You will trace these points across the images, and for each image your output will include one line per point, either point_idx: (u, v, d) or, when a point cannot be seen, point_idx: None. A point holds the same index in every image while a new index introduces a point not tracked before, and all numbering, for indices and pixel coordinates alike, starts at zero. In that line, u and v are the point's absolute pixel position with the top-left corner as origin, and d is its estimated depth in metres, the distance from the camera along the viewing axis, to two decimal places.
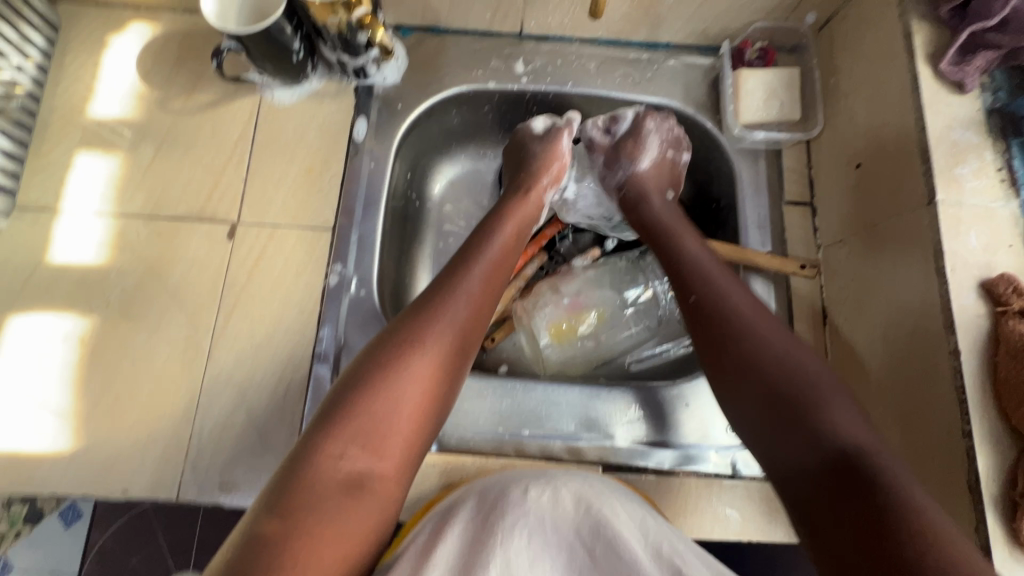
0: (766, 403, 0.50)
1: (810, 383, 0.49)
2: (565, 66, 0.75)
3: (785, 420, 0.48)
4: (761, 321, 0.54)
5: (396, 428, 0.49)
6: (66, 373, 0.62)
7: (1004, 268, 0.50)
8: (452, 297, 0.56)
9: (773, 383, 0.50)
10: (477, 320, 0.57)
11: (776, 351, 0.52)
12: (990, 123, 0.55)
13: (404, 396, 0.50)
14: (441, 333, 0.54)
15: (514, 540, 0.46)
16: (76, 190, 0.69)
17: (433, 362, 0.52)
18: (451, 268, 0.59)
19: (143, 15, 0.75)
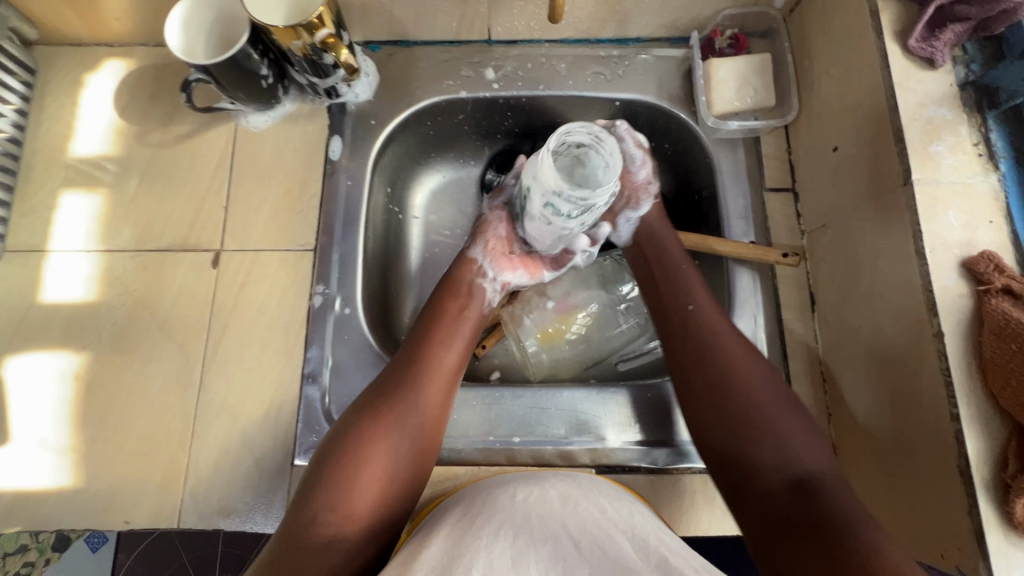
0: (732, 426, 0.54)
1: (769, 406, 0.54)
2: (535, 69, 0.75)
3: (746, 440, 0.53)
4: (731, 344, 0.57)
5: (372, 499, 0.51)
6: (64, 410, 0.63)
7: (985, 245, 0.49)
8: (432, 372, 0.58)
9: (737, 406, 0.54)
10: (453, 390, 0.59)
11: (740, 374, 0.55)
12: (965, 96, 0.53)
13: (384, 472, 0.52)
14: (416, 408, 0.56)
15: (499, 537, 0.45)
16: (63, 229, 0.70)
17: (408, 437, 0.54)
18: (427, 339, 0.60)
19: (117, 51, 0.76)
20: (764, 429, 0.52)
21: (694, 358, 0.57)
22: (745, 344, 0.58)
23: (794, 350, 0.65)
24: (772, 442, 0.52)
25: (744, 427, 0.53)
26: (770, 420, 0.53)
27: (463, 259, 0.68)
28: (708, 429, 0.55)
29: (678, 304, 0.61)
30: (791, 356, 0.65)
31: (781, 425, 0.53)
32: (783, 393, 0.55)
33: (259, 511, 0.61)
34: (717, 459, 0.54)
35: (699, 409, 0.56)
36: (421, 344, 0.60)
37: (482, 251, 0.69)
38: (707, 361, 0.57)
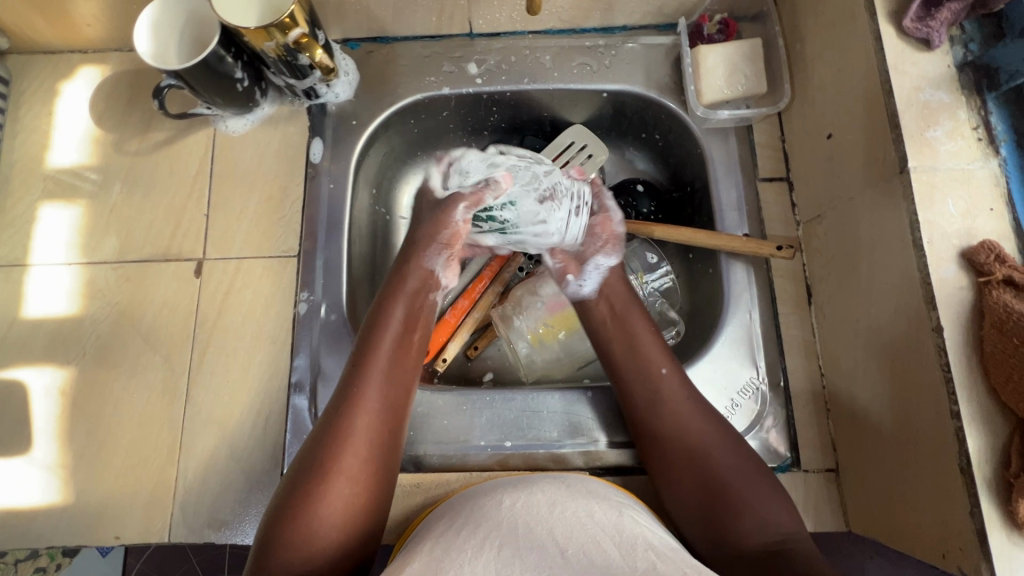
0: (704, 498, 0.54)
1: (734, 476, 0.54)
2: (519, 62, 0.73)
3: (718, 511, 0.53)
4: (691, 414, 0.57)
5: (330, 544, 0.50)
6: (51, 427, 0.63)
7: (986, 234, 0.47)
8: (374, 403, 0.57)
9: (705, 478, 0.55)
10: (400, 418, 0.58)
11: (703, 445, 0.56)
12: (963, 78, 0.51)
13: (339, 519, 0.51)
14: (359, 447, 0.54)
15: (483, 548, 0.44)
16: (43, 243, 0.69)
17: (362, 475, 0.53)
18: (370, 371, 0.58)
19: (91, 58, 0.74)
20: (733, 500, 0.53)
21: (656, 433, 0.58)
22: (705, 407, 0.58)
23: (791, 344, 0.63)
24: (742, 511, 0.52)
25: (714, 497, 0.54)
26: (737, 490, 0.53)
27: (404, 268, 0.66)
28: (683, 502, 0.55)
29: (633, 366, 0.61)
30: (787, 351, 0.63)
31: (748, 492, 0.53)
32: (744, 455, 0.56)
33: (250, 523, 0.60)
34: (695, 533, 0.54)
35: (671, 482, 0.56)
36: (363, 374, 0.58)
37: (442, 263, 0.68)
38: (672, 439, 0.57)
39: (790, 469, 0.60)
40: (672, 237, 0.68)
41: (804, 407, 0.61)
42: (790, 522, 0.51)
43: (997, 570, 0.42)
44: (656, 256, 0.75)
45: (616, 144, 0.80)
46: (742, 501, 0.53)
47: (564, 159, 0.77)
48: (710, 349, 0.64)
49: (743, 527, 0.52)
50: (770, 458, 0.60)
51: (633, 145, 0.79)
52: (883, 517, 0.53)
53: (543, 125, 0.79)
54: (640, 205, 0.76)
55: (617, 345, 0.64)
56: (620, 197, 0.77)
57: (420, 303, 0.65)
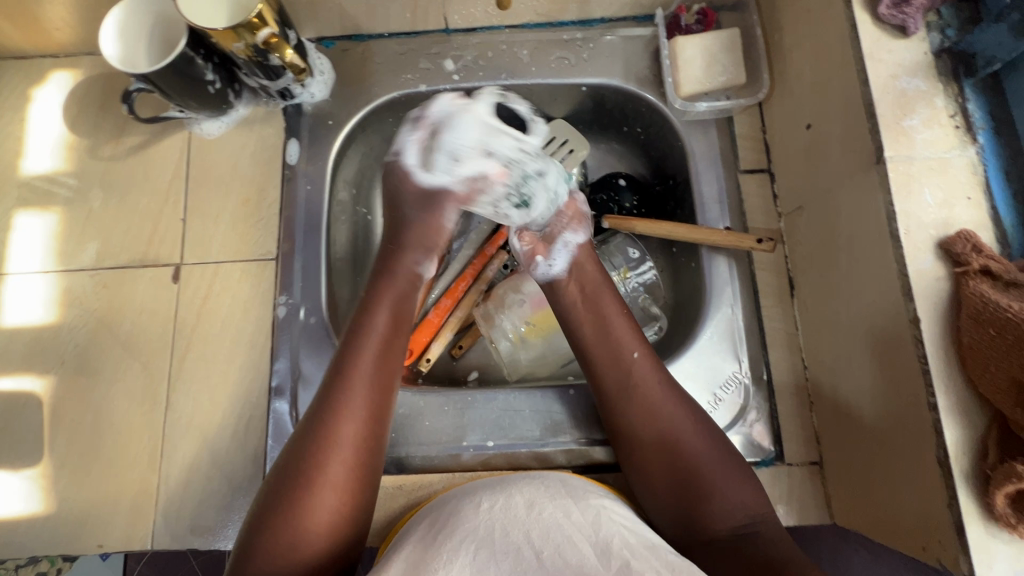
0: (674, 480, 0.54)
1: (704, 462, 0.54)
2: (496, 58, 0.72)
3: (686, 494, 0.53)
4: (661, 399, 0.57)
5: (316, 546, 0.49)
6: (32, 436, 0.63)
7: (963, 223, 0.46)
8: (353, 408, 0.54)
9: (673, 462, 0.54)
10: (381, 418, 0.55)
11: (672, 429, 0.56)
12: (939, 65, 0.50)
13: (323, 521, 0.50)
14: (340, 451, 0.52)
15: (459, 554, 0.43)
16: (19, 251, 0.68)
17: (343, 475, 0.51)
18: (354, 366, 0.56)
19: (63, 62, 0.74)
20: (701, 485, 0.53)
21: (630, 418, 0.57)
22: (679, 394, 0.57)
23: (774, 337, 0.63)
24: (710, 495, 0.52)
25: (682, 480, 0.54)
26: (705, 475, 0.53)
27: (386, 269, 0.62)
28: (652, 486, 0.55)
29: (608, 348, 0.60)
30: (770, 344, 0.63)
31: (714, 476, 0.53)
32: (710, 439, 0.55)
33: (233, 528, 0.60)
34: (662, 513, 0.54)
35: (642, 466, 0.56)
36: (341, 378, 0.55)
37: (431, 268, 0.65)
38: (642, 424, 0.56)
39: (773, 463, 0.59)
40: (653, 231, 0.68)
41: (787, 400, 0.61)
42: (756, 503, 0.52)
43: (974, 563, 0.41)
44: (638, 250, 0.74)
45: (598, 139, 0.79)
46: (711, 485, 0.53)
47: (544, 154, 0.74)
48: (692, 344, 0.63)
49: (711, 511, 0.52)
50: (754, 452, 0.60)
51: (614, 139, 0.79)
52: (865, 510, 0.53)
53: None
54: (623, 200, 0.74)
55: (586, 327, 0.62)
56: (601, 191, 0.75)
57: (402, 303, 0.61)
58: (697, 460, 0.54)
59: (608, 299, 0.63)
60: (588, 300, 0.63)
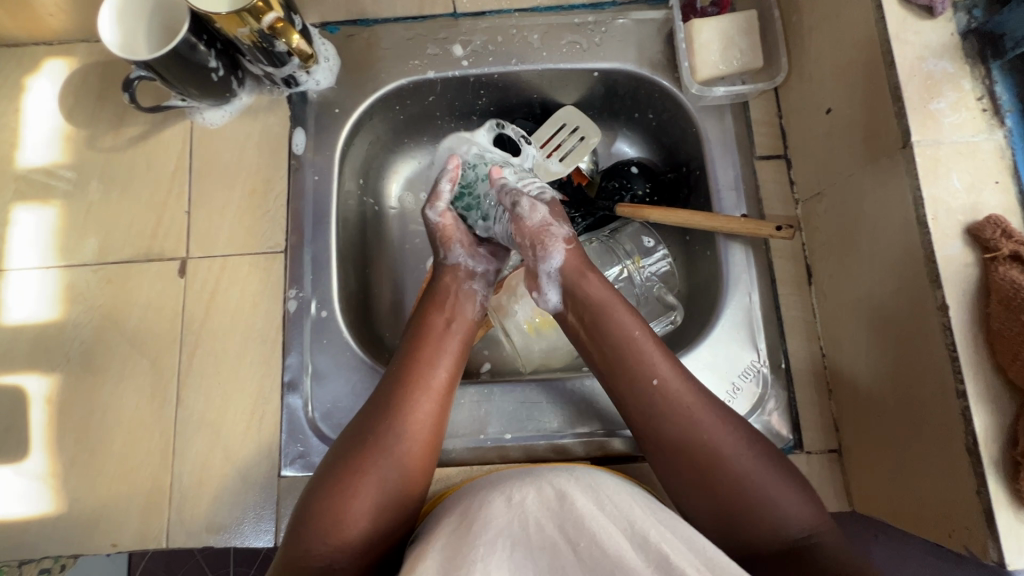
0: (719, 493, 0.51)
1: (756, 474, 0.51)
2: (506, 42, 0.70)
3: (744, 514, 0.50)
4: (705, 417, 0.53)
5: (367, 525, 0.50)
6: (39, 435, 0.61)
7: (991, 208, 0.46)
8: (422, 393, 0.55)
9: (726, 482, 0.51)
10: (446, 409, 0.56)
11: (717, 448, 0.52)
12: (966, 46, 0.49)
13: (377, 501, 0.50)
14: (404, 434, 0.53)
15: (495, 553, 0.43)
16: (18, 246, 0.66)
17: (400, 467, 0.52)
18: (417, 360, 0.57)
19: (57, 50, 0.71)
20: (758, 503, 0.50)
21: (672, 423, 0.53)
22: (716, 407, 0.54)
23: (792, 325, 0.62)
24: (768, 511, 0.49)
25: (738, 501, 0.50)
26: (765, 490, 0.50)
27: (444, 270, 0.64)
28: (706, 507, 0.51)
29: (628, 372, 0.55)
30: (788, 332, 0.62)
31: (773, 487, 0.50)
32: (770, 445, 0.53)
33: (248, 524, 0.59)
34: (715, 538, 0.51)
35: (684, 489, 0.52)
36: (408, 363, 0.56)
37: (462, 253, 0.64)
38: (683, 447, 0.52)
39: (792, 452, 0.59)
40: (668, 219, 0.67)
41: (805, 388, 0.61)
42: (815, 514, 0.50)
43: (1003, 549, 0.41)
44: (653, 240, 0.73)
45: (609, 125, 0.78)
46: (769, 503, 0.50)
47: (555, 142, 0.74)
48: (710, 333, 0.63)
49: (770, 528, 0.49)
50: (773, 440, 0.60)
51: (626, 126, 0.77)
52: (887, 497, 0.53)
53: (533, 107, 0.76)
54: (635, 188, 0.73)
55: (605, 347, 0.57)
56: (613, 179, 0.74)
57: (461, 299, 0.62)
58: (748, 472, 0.51)
59: (622, 318, 0.57)
60: (592, 323, 0.58)
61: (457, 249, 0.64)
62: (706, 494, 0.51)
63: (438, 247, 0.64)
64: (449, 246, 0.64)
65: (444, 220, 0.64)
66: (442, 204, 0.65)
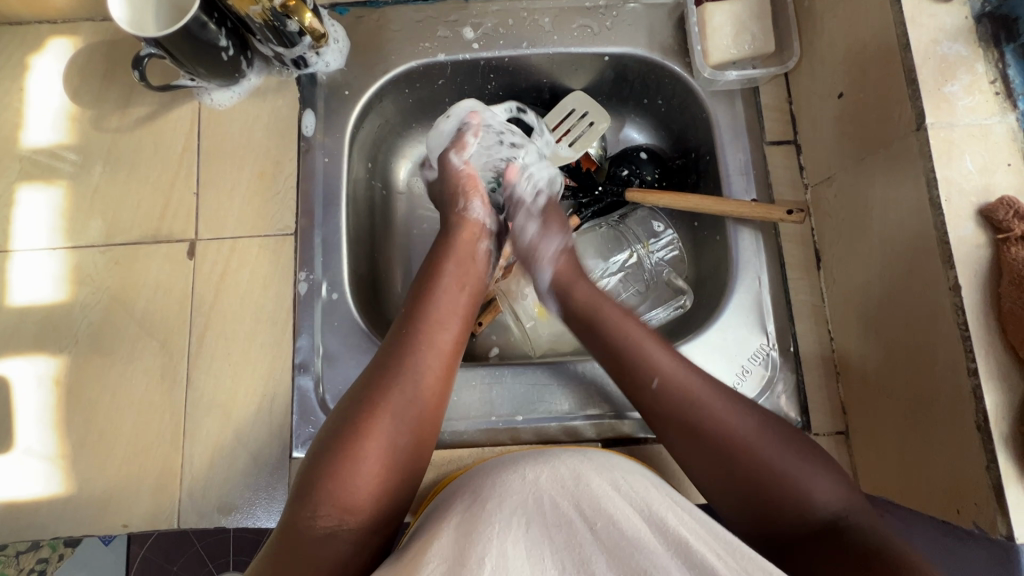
0: (747, 478, 0.50)
1: (776, 453, 0.50)
2: (517, 26, 0.70)
3: (762, 496, 0.49)
4: (710, 403, 0.52)
5: (371, 481, 0.49)
6: (47, 416, 0.61)
7: (1003, 190, 0.46)
8: (430, 353, 0.55)
9: (739, 463, 0.50)
10: (454, 370, 0.57)
11: (727, 428, 0.51)
12: (980, 30, 0.49)
13: (386, 462, 0.50)
14: (411, 394, 0.53)
15: (512, 530, 0.43)
16: (23, 227, 0.66)
17: (405, 423, 0.52)
18: (423, 317, 0.57)
19: (62, 29, 0.70)
20: (779, 484, 0.49)
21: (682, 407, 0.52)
22: (727, 393, 0.53)
23: (800, 310, 0.63)
24: (789, 494, 0.48)
25: (756, 482, 0.49)
26: (784, 472, 0.49)
27: (462, 221, 0.64)
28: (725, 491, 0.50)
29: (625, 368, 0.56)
30: (797, 316, 0.63)
31: (799, 469, 0.49)
32: (777, 421, 0.52)
33: (260, 505, 0.59)
34: (736, 521, 0.50)
35: (698, 469, 0.52)
36: (416, 321, 0.57)
37: (481, 208, 0.65)
38: (688, 431, 0.52)
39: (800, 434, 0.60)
40: (678, 204, 0.67)
41: (814, 371, 0.61)
42: (843, 494, 0.49)
43: (1012, 522, 0.42)
44: (662, 225, 0.74)
45: (618, 111, 0.78)
46: (792, 485, 0.48)
47: (565, 127, 0.73)
48: (719, 317, 0.63)
49: (793, 509, 0.48)
50: None
51: (634, 112, 0.77)
52: (895, 476, 0.54)
53: (541, 93, 0.76)
54: (642, 172, 0.73)
55: (607, 339, 0.58)
56: (620, 164, 0.73)
57: (473, 261, 0.63)
58: (770, 455, 0.50)
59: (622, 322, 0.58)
60: (589, 316, 0.59)
61: (478, 203, 0.65)
62: (730, 479, 0.50)
63: (459, 196, 0.65)
64: (471, 197, 0.65)
65: (469, 167, 0.67)
66: (466, 152, 0.68)
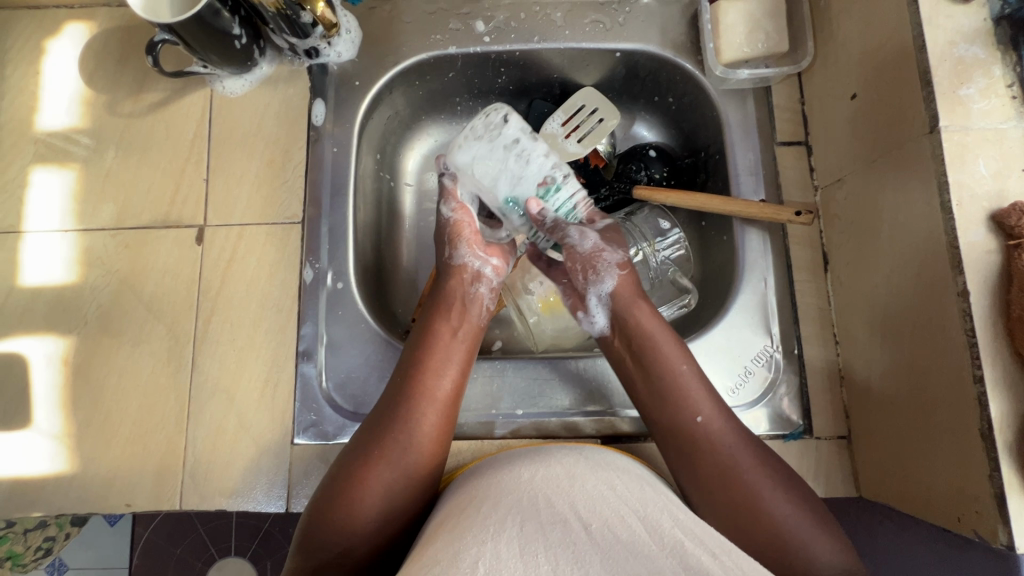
0: (773, 539, 0.48)
1: (801, 525, 0.48)
2: (529, 19, 0.70)
3: (785, 557, 0.47)
4: (718, 425, 0.53)
5: (370, 523, 0.50)
6: (54, 395, 0.62)
7: (1016, 196, 0.46)
8: (426, 403, 0.54)
9: (766, 527, 0.48)
10: (451, 418, 0.55)
11: (758, 486, 0.50)
12: (998, 32, 0.48)
13: (383, 507, 0.50)
14: (408, 443, 0.52)
15: (506, 532, 0.42)
16: (36, 209, 0.67)
17: (402, 472, 0.51)
18: (422, 363, 0.56)
19: (78, 14, 0.71)
20: (794, 542, 0.48)
21: (722, 458, 0.51)
22: (763, 457, 0.52)
23: (806, 312, 0.62)
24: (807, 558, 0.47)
25: (735, 505, 0.50)
26: (807, 544, 0.48)
27: (451, 269, 0.61)
28: (714, 514, 0.50)
29: (668, 409, 0.54)
30: (803, 318, 0.62)
31: (822, 541, 0.48)
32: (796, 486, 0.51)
33: (260, 489, 0.60)
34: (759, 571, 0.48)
35: (719, 503, 0.50)
36: (416, 369, 0.56)
37: (468, 252, 0.62)
38: (709, 469, 0.51)
39: (802, 436, 0.60)
40: (686, 203, 0.66)
41: (818, 375, 0.61)
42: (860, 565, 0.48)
43: (1013, 533, 0.42)
44: (669, 223, 0.72)
45: (628, 109, 0.78)
46: (805, 545, 0.47)
47: (575, 122, 0.73)
48: (723, 317, 0.63)
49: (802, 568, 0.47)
50: (782, 425, 0.60)
51: (645, 110, 0.77)
52: (896, 482, 0.53)
53: (552, 87, 0.76)
54: (652, 170, 0.72)
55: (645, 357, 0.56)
56: (630, 162, 0.73)
57: (469, 305, 0.61)
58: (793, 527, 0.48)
59: (668, 345, 0.56)
60: (641, 352, 0.57)
61: (463, 246, 0.62)
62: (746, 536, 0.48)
63: (445, 244, 0.62)
64: (455, 246, 0.61)
65: (459, 215, 0.62)
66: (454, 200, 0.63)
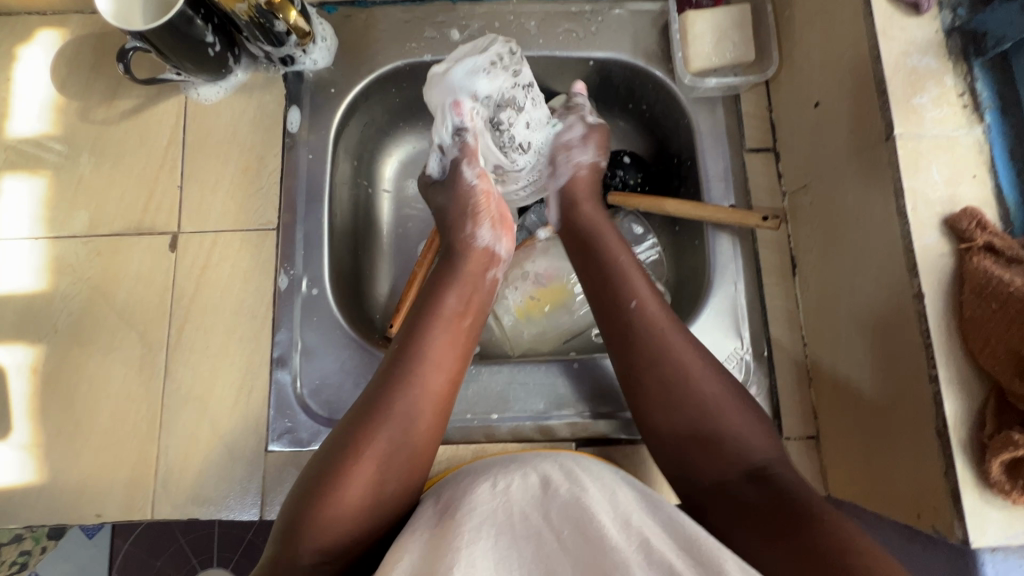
0: (698, 416, 0.51)
1: (732, 423, 0.50)
2: (504, 28, 0.71)
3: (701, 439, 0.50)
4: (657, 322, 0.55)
5: (351, 509, 0.46)
6: (23, 405, 0.61)
7: (968, 201, 0.47)
8: (409, 372, 0.52)
9: (684, 411, 0.51)
10: (445, 393, 0.53)
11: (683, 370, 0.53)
12: (950, 44, 0.50)
13: (366, 491, 0.47)
14: (396, 417, 0.50)
15: (479, 541, 0.42)
16: (5, 217, 0.66)
17: (388, 452, 0.49)
18: (409, 336, 0.54)
19: (50, 21, 0.71)
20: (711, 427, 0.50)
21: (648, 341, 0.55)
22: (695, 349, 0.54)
23: (775, 315, 0.64)
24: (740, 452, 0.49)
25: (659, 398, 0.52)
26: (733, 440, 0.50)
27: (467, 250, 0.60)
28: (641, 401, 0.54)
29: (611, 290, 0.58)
30: (772, 321, 0.64)
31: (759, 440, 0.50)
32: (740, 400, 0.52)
33: (234, 497, 0.59)
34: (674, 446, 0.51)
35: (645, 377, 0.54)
36: (403, 344, 0.54)
37: (488, 230, 0.61)
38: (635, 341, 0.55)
39: None
40: (658, 208, 0.67)
41: (787, 376, 0.62)
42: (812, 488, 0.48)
43: (968, 527, 0.43)
44: (641, 227, 0.74)
45: (604, 117, 0.78)
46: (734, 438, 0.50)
47: None
48: (694, 321, 0.64)
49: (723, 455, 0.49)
50: None
51: (621, 118, 0.78)
52: (862, 479, 0.54)
53: None
54: (627, 176, 0.73)
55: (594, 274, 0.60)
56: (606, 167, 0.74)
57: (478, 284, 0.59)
58: (717, 413, 0.51)
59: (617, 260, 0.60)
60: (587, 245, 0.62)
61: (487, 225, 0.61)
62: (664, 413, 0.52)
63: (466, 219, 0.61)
64: (478, 223, 0.61)
65: (483, 184, 0.61)
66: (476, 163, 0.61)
